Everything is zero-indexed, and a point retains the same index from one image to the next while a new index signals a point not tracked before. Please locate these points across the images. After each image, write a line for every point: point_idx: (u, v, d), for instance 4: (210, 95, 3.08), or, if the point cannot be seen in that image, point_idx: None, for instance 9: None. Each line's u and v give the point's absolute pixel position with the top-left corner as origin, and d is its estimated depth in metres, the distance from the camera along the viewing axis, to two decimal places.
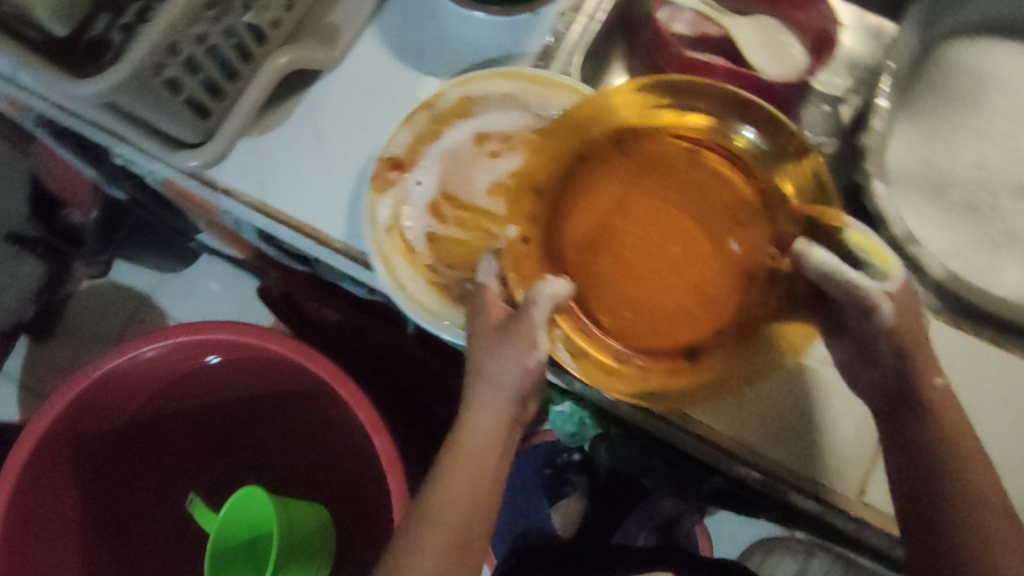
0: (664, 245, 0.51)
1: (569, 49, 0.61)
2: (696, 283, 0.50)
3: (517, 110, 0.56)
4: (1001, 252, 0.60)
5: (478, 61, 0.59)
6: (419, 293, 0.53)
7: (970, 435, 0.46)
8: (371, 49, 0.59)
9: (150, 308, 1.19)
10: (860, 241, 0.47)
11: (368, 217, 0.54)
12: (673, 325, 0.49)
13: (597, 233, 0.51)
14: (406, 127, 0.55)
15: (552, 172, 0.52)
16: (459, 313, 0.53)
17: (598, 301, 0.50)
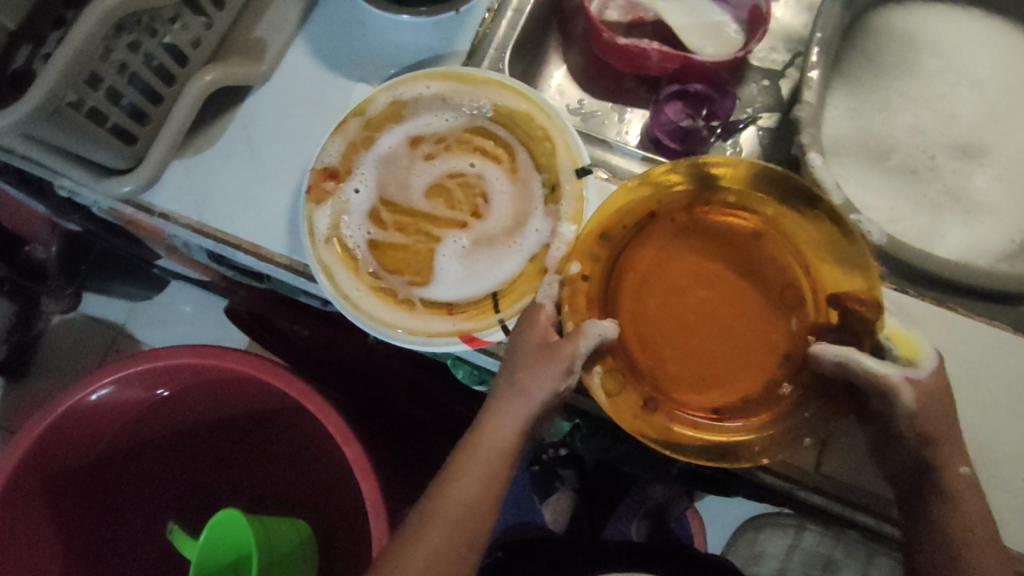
0: (727, 308, 0.47)
1: (497, 46, 0.61)
2: (755, 352, 0.47)
3: (451, 111, 0.57)
4: (943, 213, 0.60)
5: (406, 62, 0.59)
6: (362, 300, 0.53)
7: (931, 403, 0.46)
8: (300, 62, 0.59)
9: (125, 337, 1.18)
10: (893, 334, 0.48)
11: (306, 228, 0.54)
12: (709, 387, 0.46)
13: (656, 289, 0.48)
14: (338, 136, 0.56)
15: (623, 221, 0.49)
16: (404, 315, 0.53)
17: (645, 353, 0.47)
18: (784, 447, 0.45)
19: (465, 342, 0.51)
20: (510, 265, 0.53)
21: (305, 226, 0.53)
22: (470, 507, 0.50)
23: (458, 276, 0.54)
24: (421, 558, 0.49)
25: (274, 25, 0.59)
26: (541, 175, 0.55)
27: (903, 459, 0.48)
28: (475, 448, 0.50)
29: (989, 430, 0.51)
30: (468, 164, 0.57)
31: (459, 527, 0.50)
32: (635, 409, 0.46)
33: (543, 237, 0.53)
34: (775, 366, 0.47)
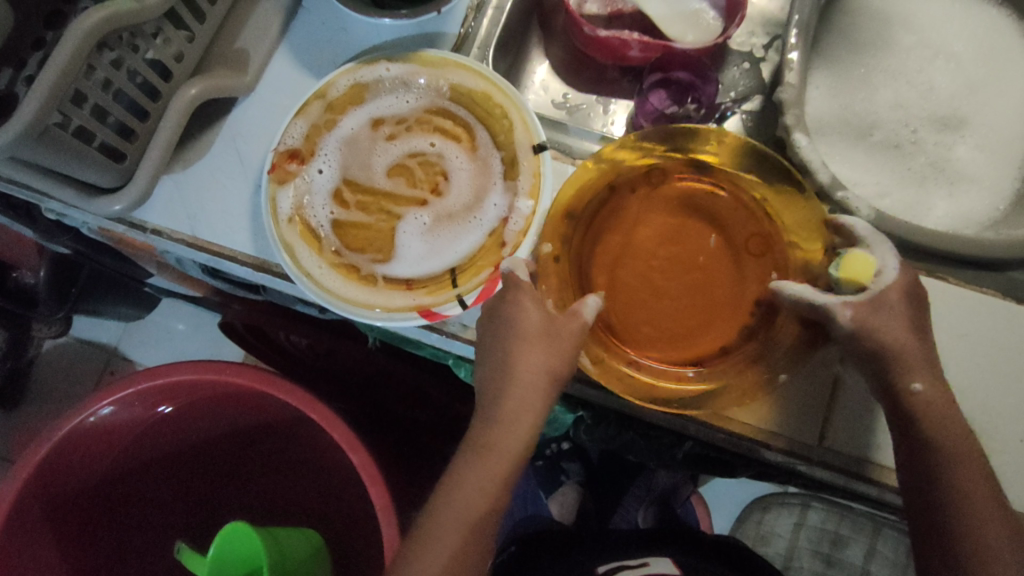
0: (693, 268, 0.53)
1: (480, 44, 0.61)
2: (723, 305, 0.53)
3: (412, 92, 0.57)
4: (927, 184, 0.61)
5: (364, 50, 0.59)
6: (326, 279, 0.53)
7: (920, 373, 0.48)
8: (283, 71, 0.59)
9: (120, 358, 1.18)
10: (850, 258, 0.49)
11: (268, 207, 0.54)
12: (686, 336, 0.52)
13: (626, 258, 0.53)
14: (299, 119, 0.56)
15: (587, 197, 0.54)
16: (374, 295, 0.53)
17: (621, 316, 0.53)
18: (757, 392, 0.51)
19: (422, 316, 0.52)
20: (470, 240, 0.54)
21: (267, 205, 0.54)
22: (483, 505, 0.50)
23: (419, 252, 0.54)
24: (441, 555, 0.49)
25: (255, 35, 0.59)
26: (499, 152, 0.55)
27: (898, 428, 0.49)
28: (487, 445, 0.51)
29: (983, 393, 0.52)
30: (428, 144, 0.57)
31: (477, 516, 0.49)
32: (617, 371, 0.51)
33: (501, 212, 0.54)
34: (738, 312, 0.53)
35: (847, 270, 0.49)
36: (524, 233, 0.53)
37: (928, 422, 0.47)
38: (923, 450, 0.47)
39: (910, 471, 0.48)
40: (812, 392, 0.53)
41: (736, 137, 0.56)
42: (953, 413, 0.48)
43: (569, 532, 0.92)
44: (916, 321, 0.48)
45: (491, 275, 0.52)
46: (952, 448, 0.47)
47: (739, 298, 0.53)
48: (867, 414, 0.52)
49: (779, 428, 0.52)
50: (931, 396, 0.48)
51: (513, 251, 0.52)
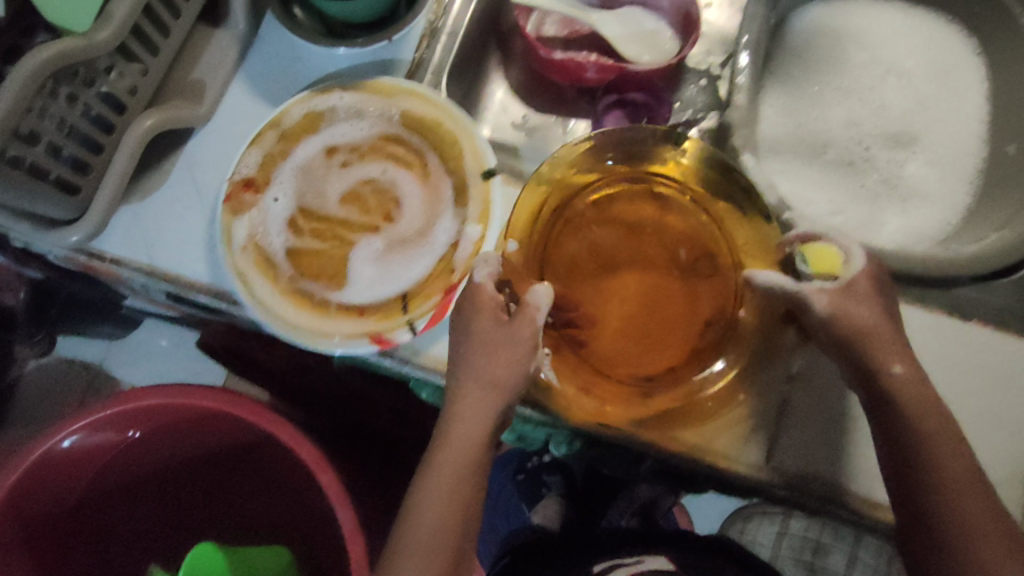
0: (644, 287, 0.54)
1: (434, 70, 0.61)
2: (675, 323, 0.53)
3: (365, 121, 0.58)
4: (880, 202, 0.62)
5: (317, 78, 0.60)
6: (280, 307, 0.54)
7: (897, 386, 0.48)
8: (239, 101, 0.60)
9: (105, 376, 1.19)
10: (820, 252, 0.50)
11: (223, 237, 0.55)
12: (643, 351, 0.53)
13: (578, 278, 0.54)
14: (253, 149, 0.57)
15: (543, 215, 0.55)
16: (326, 321, 0.54)
17: (579, 333, 0.53)
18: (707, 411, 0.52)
19: (374, 342, 0.53)
20: (421, 266, 0.55)
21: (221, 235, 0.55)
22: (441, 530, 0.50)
23: (371, 278, 0.55)
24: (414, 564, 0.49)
25: (212, 66, 0.60)
26: (450, 177, 0.56)
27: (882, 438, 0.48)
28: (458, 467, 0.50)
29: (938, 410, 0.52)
30: (381, 171, 0.57)
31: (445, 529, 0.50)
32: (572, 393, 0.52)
33: (451, 237, 0.55)
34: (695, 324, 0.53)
35: (817, 264, 0.49)
36: (473, 257, 0.54)
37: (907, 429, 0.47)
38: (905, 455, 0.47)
39: (894, 473, 0.48)
40: (759, 414, 0.53)
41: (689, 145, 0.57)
42: (933, 415, 0.47)
43: (558, 542, 0.92)
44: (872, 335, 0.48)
45: (441, 301, 0.53)
46: (945, 446, 0.46)
47: (692, 315, 0.53)
48: (823, 428, 0.53)
49: (726, 451, 0.53)
50: (909, 403, 0.47)
51: (461, 276, 0.53)
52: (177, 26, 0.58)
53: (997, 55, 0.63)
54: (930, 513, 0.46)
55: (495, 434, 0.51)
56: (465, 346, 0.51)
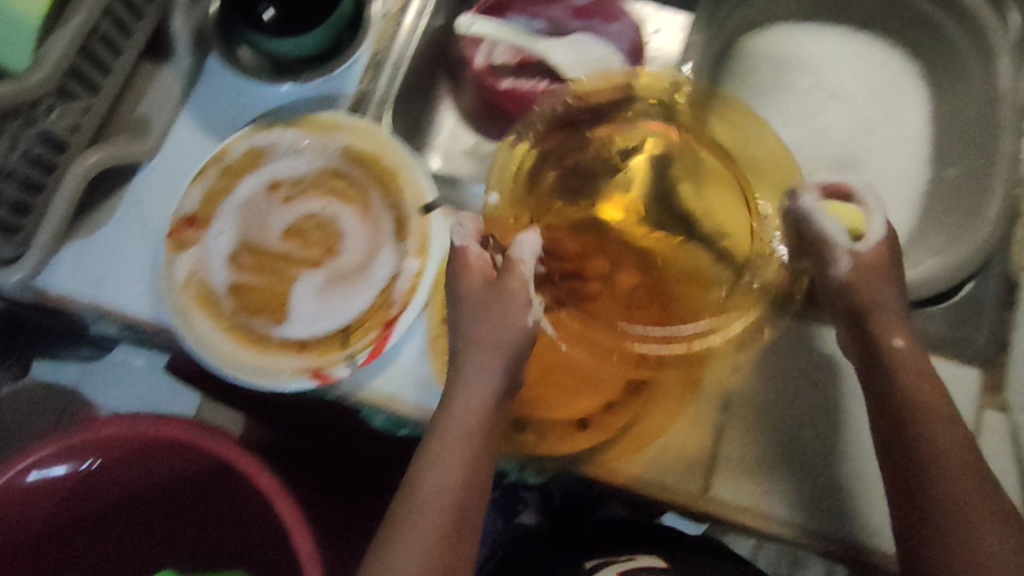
0: (628, 270, 0.58)
1: (378, 103, 0.61)
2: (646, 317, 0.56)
3: (307, 156, 0.58)
4: None
5: (261, 111, 0.60)
6: (220, 344, 0.55)
7: (882, 364, 0.49)
8: (185, 136, 0.60)
9: (80, 400, 1.19)
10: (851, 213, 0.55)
11: (165, 275, 0.56)
12: (646, 308, 0.56)
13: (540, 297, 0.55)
14: (195, 186, 0.57)
15: (522, 189, 0.58)
16: (266, 357, 0.54)
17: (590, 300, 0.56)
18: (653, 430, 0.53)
19: (314, 378, 0.53)
20: (361, 300, 0.55)
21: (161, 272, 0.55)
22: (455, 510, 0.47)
23: (312, 313, 0.56)
24: (418, 549, 0.45)
25: (157, 102, 0.61)
26: (390, 211, 0.57)
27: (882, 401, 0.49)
28: (445, 463, 0.47)
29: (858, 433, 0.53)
30: (322, 206, 0.58)
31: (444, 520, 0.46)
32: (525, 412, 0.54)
33: (390, 272, 0.55)
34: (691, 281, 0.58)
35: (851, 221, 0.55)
36: (411, 293, 0.54)
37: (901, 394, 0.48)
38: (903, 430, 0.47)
39: (893, 448, 0.48)
40: (695, 442, 0.53)
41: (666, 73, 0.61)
42: (924, 392, 0.48)
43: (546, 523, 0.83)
44: (862, 308, 0.51)
45: (379, 335, 0.54)
46: (939, 424, 0.46)
47: (668, 294, 0.57)
48: (777, 427, 0.54)
49: (666, 481, 0.52)
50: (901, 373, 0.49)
51: (400, 311, 0.54)
52: (120, 63, 0.58)
53: (936, 74, 0.63)
54: (929, 481, 0.46)
55: (494, 418, 0.49)
56: (468, 316, 0.50)
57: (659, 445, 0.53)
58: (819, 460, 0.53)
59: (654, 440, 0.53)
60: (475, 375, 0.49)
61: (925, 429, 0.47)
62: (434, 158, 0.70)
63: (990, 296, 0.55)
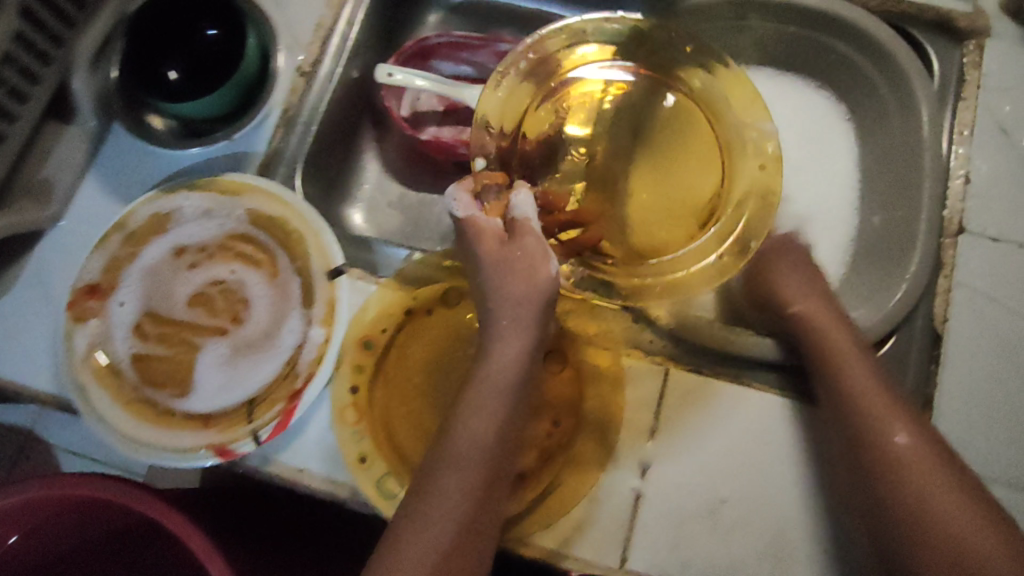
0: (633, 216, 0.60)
1: (291, 161, 0.59)
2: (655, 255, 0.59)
3: (213, 220, 0.56)
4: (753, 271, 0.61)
5: (165, 174, 0.58)
6: (120, 419, 0.53)
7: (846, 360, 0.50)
8: (90, 199, 0.58)
9: (36, 447, 0.84)
10: None
11: (65, 348, 0.54)
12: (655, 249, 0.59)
13: (438, 374, 0.55)
14: (97, 253, 0.55)
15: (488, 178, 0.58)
16: (170, 432, 0.52)
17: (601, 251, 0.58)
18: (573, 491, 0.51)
19: (217, 454, 0.52)
20: (268, 370, 0.53)
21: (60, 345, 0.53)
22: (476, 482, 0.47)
23: (217, 384, 0.54)
24: (456, 487, 0.47)
25: (61, 164, 0.58)
26: (298, 277, 0.55)
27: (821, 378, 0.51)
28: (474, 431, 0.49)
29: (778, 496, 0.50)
30: (228, 272, 0.56)
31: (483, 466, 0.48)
32: None
33: (297, 340, 0.54)
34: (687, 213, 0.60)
35: None
36: (318, 363, 0.53)
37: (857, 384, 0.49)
38: (866, 450, 0.47)
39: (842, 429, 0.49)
40: (611, 513, 0.50)
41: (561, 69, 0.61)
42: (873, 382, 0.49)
43: None
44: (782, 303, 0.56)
45: (284, 408, 0.52)
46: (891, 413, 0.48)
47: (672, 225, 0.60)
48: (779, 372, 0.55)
49: (581, 554, 0.50)
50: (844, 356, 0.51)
51: (305, 382, 0.52)
52: (14, 131, 0.54)
53: (863, 119, 0.62)
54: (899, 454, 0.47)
55: (516, 386, 0.50)
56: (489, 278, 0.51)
57: (571, 515, 0.50)
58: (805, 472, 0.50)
59: (569, 509, 0.50)
60: (512, 331, 0.50)
61: (874, 410, 0.48)
62: (357, 214, 0.67)
63: (914, 357, 0.53)
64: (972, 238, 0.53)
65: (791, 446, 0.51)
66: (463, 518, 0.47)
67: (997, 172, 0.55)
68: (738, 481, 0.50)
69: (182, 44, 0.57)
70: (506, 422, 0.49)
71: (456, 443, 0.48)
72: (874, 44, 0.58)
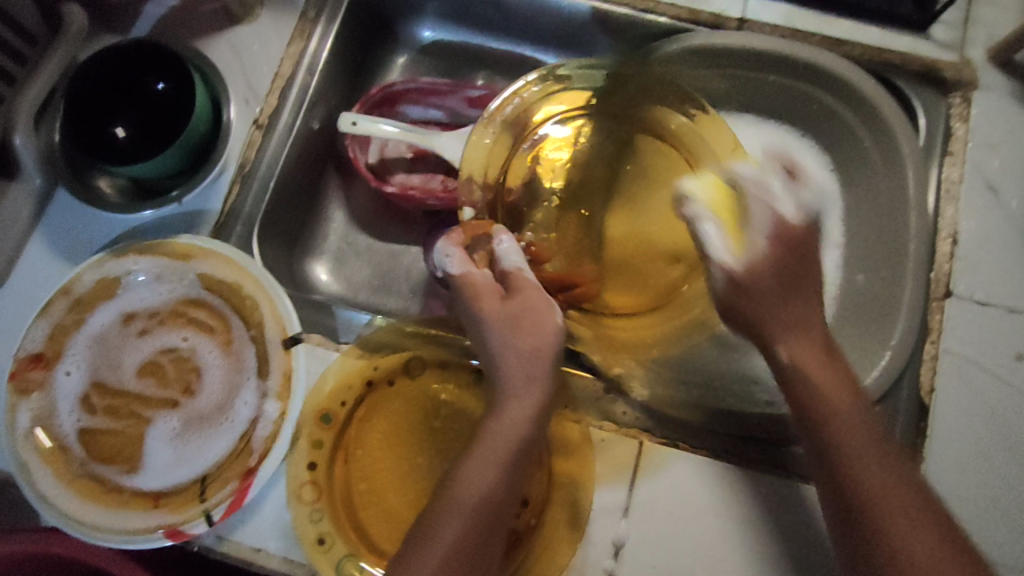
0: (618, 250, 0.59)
1: (249, 219, 0.57)
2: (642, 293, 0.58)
3: (166, 285, 0.54)
4: None
5: (116, 236, 0.56)
6: (65, 502, 0.49)
7: (856, 426, 0.45)
8: (36, 260, 0.56)
9: None
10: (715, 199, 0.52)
11: (6, 425, 0.50)
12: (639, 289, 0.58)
13: (402, 448, 0.52)
14: (40, 321, 0.52)
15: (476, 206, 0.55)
16: (119, 515, 0.49)
17: (586, 294, 0.58)
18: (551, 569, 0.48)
19: (167, 536, 0.48)
20: (221, 445, 0.51)
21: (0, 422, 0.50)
22: (474, 545, 0.42)
23: (168, 461, 0.51)
24: (452, 544, 0.42)
25: (4, 223, 0.55)
26: (253, 345, 0.52)
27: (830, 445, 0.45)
28: (480, 486, 0.44)
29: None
30: (180, 339, 0.54)
31: (484, 525, 0.43)
32: None
33: (251, 413, 0.51)
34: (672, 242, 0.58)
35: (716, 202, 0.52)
36: (272, 439, 0.50)
37: (861, 452, 0.44)
38: (880, 530, 0.42)
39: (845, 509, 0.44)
40: None
41: (533, 123, 0.59)
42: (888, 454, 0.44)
43: None
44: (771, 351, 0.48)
45: (238, 487, 0.49)
46: (906, 494, 0.42)
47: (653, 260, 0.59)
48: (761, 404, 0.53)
49: None
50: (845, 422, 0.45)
51: (260, 460, 0.49)
52: None
53: (846, 169, 0.60)
54: (913, 543, 0.41)
55: (530, 447, 0.46)
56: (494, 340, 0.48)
57: None
58: (789, 552, 0.48)
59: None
60: (526, 389, 0.46)
61: (883, 488, 0.43)
62: (323, 269, 0.64)
63: (900, 424, 0.50)
64: (959, 302, 0.51)
65: (774, 524, 0.48)
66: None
67: (985, 229, 0.53)
68: (719, 561, 0.48)
69: (128, 99, 0.54)
70: (512, 484, 0.45)
71: (456, 497, 0.44)
72: (857, 93, 0.55)
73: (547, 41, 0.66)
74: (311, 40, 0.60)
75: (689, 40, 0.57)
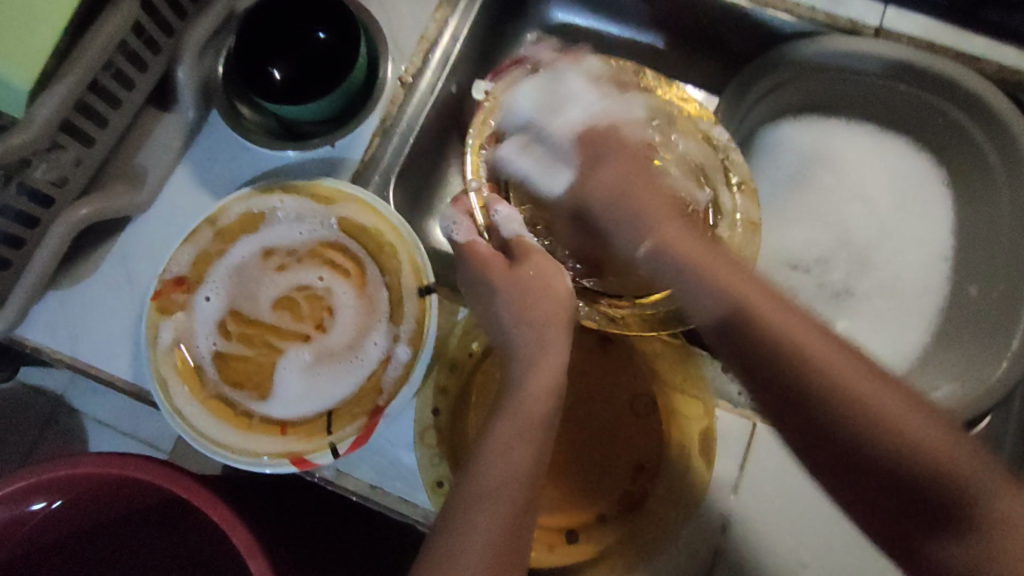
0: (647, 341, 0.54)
1: (386, 171, 0.59)
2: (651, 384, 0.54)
3: (305, 225, 0.56)
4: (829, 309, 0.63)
5: (262, 173, 0.58)
6: (198, 418, 0.52)
7: (757, 316, 0.40)
8: (182, 190, 0.58)
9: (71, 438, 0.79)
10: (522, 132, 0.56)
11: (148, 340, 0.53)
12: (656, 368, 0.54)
13: None
14: (187, 245, 0.54)
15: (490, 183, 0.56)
16: (250, 438, 0.51)
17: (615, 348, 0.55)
18: (664, 525, 0.50)
19: (294, 464, 0.50)
20: (349, 381, 0.53)
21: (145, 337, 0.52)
22: (511, 513, 0.42)
23: (297, 391, 0.53)
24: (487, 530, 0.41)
25: (156, 152, 0.58)
26: (387, 289, 0.55)
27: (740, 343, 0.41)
28: (493, 475, 0.43)
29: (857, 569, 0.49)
30: (316, 278, 0.56)
31: (518, 497, 0.42)
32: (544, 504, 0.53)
33: (381, 352, 0.53)
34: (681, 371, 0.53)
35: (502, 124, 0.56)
36: (403, 380, 0.52)
37: (770, 353, 0.39)
38: (831, 428, 0.37)
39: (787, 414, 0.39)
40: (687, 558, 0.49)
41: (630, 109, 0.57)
42: (801, 341, 0.39)
43: None
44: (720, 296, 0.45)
45: (366, 423, 0.51)
46: (832, 373, 0.38)
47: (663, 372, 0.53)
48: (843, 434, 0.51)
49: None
50: (745, 321, 0.40)
51: (389, 400, 0.51)
52: (115, 116, 0.54)
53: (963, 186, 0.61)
54: (865, 423, 0.37)
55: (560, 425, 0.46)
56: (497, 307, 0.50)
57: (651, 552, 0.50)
58: None
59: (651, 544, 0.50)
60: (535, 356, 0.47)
61: (812, 381, 0.38)
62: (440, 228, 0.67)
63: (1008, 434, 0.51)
64: None
65: None
66: (502, 550, 0.41)
67: None
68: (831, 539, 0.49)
69: (290, 44, 0.56)
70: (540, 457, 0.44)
71: (483, 475, 0.43)
72: (990, 110, 0.55)
73: (678, 35, 0.67)
74: (457, 9, 0.61)
75: (827, 43, 0.58)
